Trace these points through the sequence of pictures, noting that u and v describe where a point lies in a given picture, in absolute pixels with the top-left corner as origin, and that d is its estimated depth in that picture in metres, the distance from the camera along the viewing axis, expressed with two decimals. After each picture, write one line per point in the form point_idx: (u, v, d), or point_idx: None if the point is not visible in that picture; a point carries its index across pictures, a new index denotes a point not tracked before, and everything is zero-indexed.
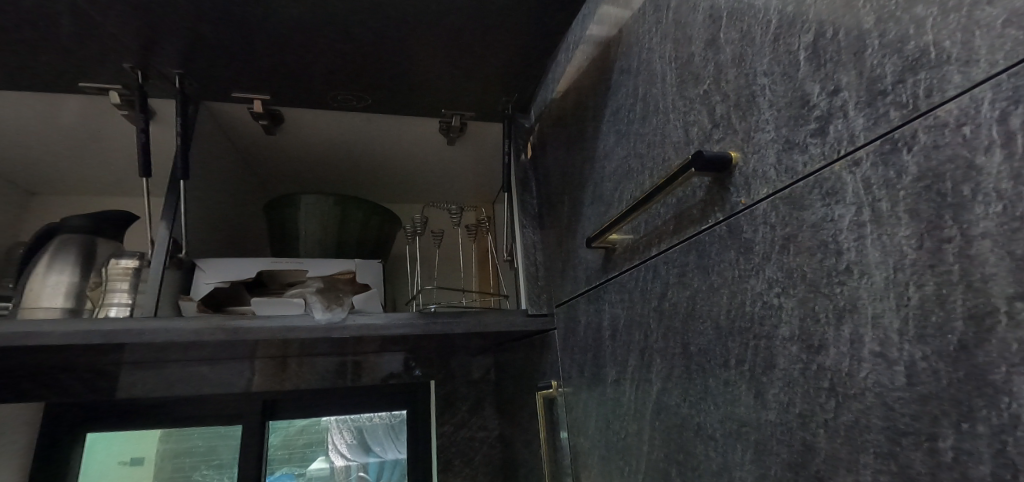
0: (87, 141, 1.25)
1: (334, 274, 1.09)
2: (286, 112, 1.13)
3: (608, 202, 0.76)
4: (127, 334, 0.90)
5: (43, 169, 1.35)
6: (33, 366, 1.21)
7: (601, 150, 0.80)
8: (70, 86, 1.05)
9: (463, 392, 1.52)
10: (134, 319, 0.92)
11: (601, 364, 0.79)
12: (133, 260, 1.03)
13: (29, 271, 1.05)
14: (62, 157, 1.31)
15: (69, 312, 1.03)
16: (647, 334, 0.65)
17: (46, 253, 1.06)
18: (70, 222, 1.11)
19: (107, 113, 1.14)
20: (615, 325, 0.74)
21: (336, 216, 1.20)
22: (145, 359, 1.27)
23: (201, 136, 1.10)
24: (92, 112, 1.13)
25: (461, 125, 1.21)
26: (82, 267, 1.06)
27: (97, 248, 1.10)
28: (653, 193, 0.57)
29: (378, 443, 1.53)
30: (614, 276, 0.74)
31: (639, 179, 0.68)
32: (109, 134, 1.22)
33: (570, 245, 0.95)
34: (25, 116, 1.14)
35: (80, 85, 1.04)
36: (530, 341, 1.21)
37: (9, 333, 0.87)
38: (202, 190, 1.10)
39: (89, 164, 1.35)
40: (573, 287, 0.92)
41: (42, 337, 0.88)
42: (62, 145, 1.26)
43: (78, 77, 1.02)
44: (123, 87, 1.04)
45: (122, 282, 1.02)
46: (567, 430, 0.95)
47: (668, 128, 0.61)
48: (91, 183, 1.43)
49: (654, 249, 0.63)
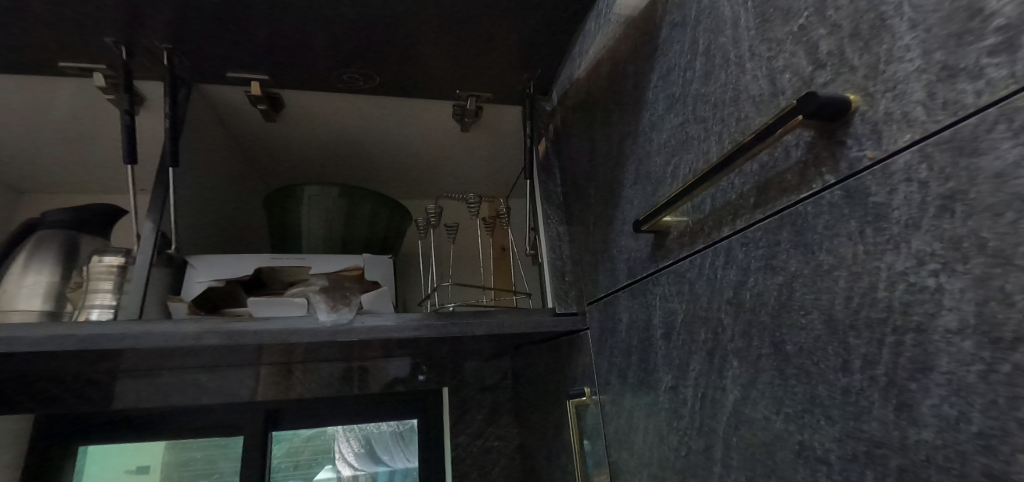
0: (71, 133, 1.14)
1: (340, 271, 0.98)
2: (285, 95, 1.02)
3: (655, 180, 0.65)
4: (109, 339, 0.80)
5: (28, 165, 1.25)
6: (17, 375, 1.11)
7: (644, 121, 0.68)
8: (50, 66, 0.95)
9: (479, 398, 1.42)
10: (118, 322, 0.81)
11: (650, 368, 0.68)
12: (117, 257, 0.93)
13: (5, 270, 0.96)
14: (47, 151, 1.21)
15: (49, 316, 0.93)
16: (716, 332, 0.54)
17: (22, 253, 0.97)
18: (51, 216, 1.00)
19: (92, 100, 1.04)
20: (669, 323, 0.63)
21: (341, 208, 1.09)
22: (137, 367, 1.17)
23: (192, 121, 0.99)
24: (74, 99, 1.03)
25: (477, 110, 1.10)
26: (63, 266, 0.97)
27: (80, 246, 1.00)
28: (733, 157, 0.46)
29: (387, 452, 1.39)
30: (666, 265, 0.63)
31: (696, 148, 0.57)
32: (94, 126, 1.12)
33: (603, 235, 0.83)
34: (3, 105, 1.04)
35: (59, 66, 0.94)
36: (555, 344, 1.10)
37: None
38: (194, 181, 0.99)
39: (75, 159, 1.24)
40: (609, 281, 0.80)
41: (14, 343, 0.78)
42: (46, 139, 1.16)
43: (57, 56, 0.92)
44: (107, 67, 0.94)
45: (105, 282, 0.92)
46: (605, 443, 0.84)
47: (741, 81, 0.50)
48: (80, 179, 1.33)
49: (724, 230, 0.52)
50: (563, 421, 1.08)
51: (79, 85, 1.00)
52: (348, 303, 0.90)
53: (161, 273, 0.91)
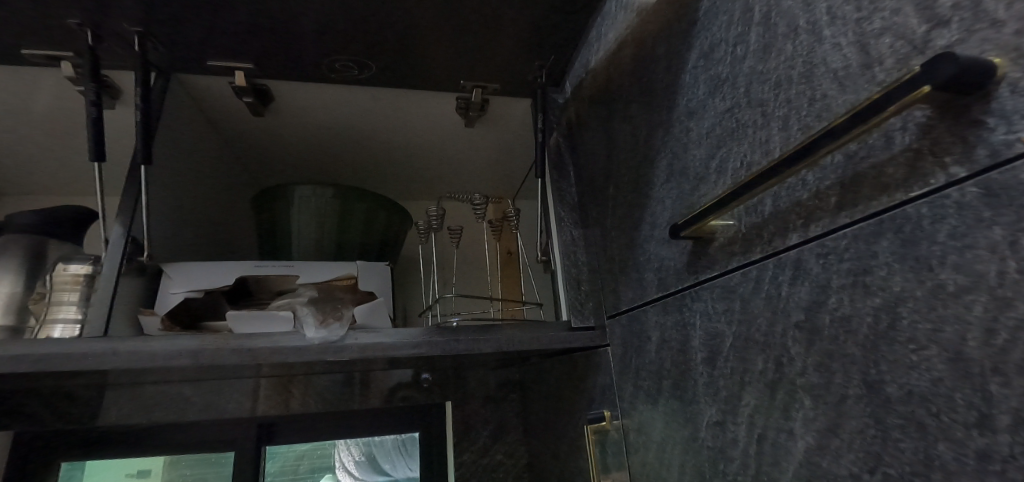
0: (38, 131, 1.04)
1: (330, 280, 0.89)
2: (273, 86, 0.92)
3: (695, 177, 0.55)
4: (68, 360, 0.70)
5: None
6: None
7: (677, 110, 0.58)
8: (8, 54, 0.84)
9: (485, 414, 1.31)
10: (79, 340, 0.72)
11: (688, 397, 0.58)
12: (85, 266, 0.84)
13: None
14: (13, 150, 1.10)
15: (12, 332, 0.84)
16: (780, 362, 0.44)
17: None
18: (15, 220, 0.91)
19: (59, 93, 0.94)
20: (714, 347, 0.53)
21: (335, 211, 0.99)
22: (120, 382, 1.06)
23: (170, 115, 0.89)
24: (39, 92, 0.93)
25: (482, 102, 0.99)
26: (28, 272, 0.88)
27: (48, 254, 0.91)
28: (818, 147, 0.36)
29: (388, 461, 1.28)
30: (711, 278, 0.53)
31: (749, 138, 0.46)
32: (64, 122, 1.01)
33: (626, 241, 0.73)
34: None
35: (22, 54, 0.84)
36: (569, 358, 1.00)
37: None
38: (170, 182, 0.89)
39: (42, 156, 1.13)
40: (635, 293, 0.71)
41: None
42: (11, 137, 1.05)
43: (14, 43, 0.81)
44: (75, 54, 0.84)
45: (70, 294, 0.82)
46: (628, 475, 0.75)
47: (814, 53, 0.39)
48: (52, 180, 1.23)
49: (791, 237, 0.42)
50: (578, 443, 0.98)
51: (45, 76, 0.89)
52: (339, 318, 0.80)
53: (130, 283, 0.81)
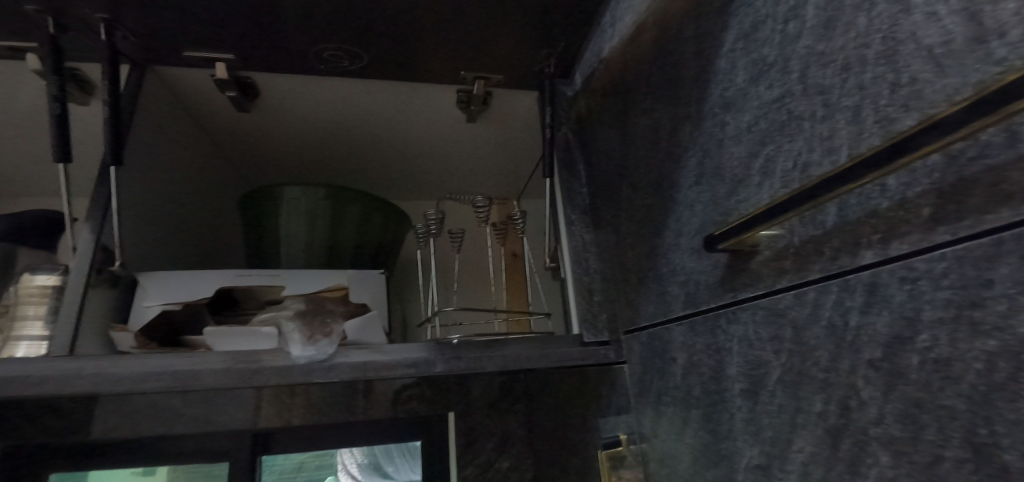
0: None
1: (318, 292, 0.79)
2: (259, 79, 0.82)
3: (734, 179, 0.47)
4: (22, 385, 0.60)
5: None
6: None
7: (710, 100, 0.50)
8: None
9: (490, 423, 1.21)
10: (37, 361, 0.61)
11: (723, 431, 0.50)
12: (52, 276, 0.73)
13: None
14: None
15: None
16: (846, 406, 0.36)
17: None
18: None
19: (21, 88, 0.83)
20: (756, 378, 0.45)
21: (327, 214, 0.91)
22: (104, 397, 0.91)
23: (149, 113, 0.79)
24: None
25: (485, 95, 0.91)
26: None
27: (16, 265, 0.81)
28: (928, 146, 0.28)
29: (390, 463, 1.16)
30: (751, 298, 0.45)
31: (805, 132, 0.39)
32: (13, 128, 0.88)
33: (647, 248, 0.65)
34: None
35: None
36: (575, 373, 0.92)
37: None
38: (149, 188, 0.79)
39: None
40: (657, 308, 0.63)
41: None
42: None
43: None
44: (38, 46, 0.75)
45: (36, 307, 0.71)
46: None
47: (899, 26, 0.31)
48: None
49: (863, 255, 0.35)
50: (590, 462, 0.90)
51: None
52: (329, 333, 0.70)
53: (102, 297, 0.70)
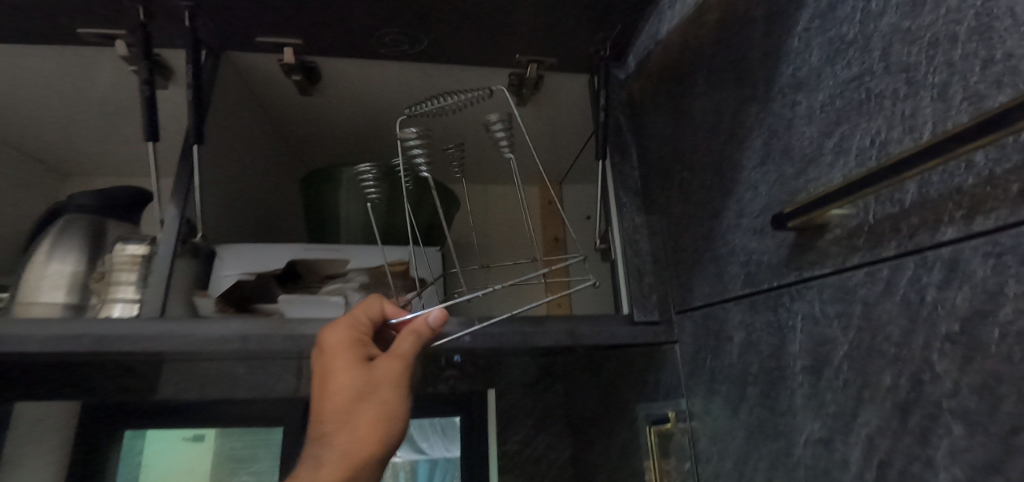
0: (83, 114, 0.98)
1: (381, 265, 0.80)
2: (326, 65, 0.85)
3: (805, 158, 0.47)
4: (121, 341, 0.61)
5: (49, 149, 1.10)
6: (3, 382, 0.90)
7: (781, 80, 0.50)
8: (65, 34, 0.77)
9: (529, 403, 1.26)
10: (135, 318, 0.63)
11: (781, 408, 0.51)
12: (142, 246, 0.70)
13: (31, 252, 0.76)
14: (57, 134, 1.04)
15: (75, 311, 0.70)
16: (918, 380, 0.37)
17: (45, 240, 0.75)
18: (75, 198, 0.78)
19: (107, 70, 0.85)
20: (820, 355, 0.46)
21: (385, 194, 0.93)
22: (167, 363, 0.90)
23: (222, 97, 0.82)
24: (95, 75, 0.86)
25: (537, 79, 0.92)
26: (94, 255, 0.75)
27: (109, 236, 0.78)
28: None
29: None
30: (819, 275, 0.46)
31: (886, 111, 0.39)
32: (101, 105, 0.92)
33: (705, 229, 0.66)
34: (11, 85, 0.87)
35: (77, 33, 0.76)
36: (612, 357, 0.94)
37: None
38: (224, 164, 0.83)
39: (80, 140, 1.08)
40: (713, 288, 0.64)
41: (24, 343, 0.60)
42: (52, 122, 0.99)
43: (68, 21, 0.74)
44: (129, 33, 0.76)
45: (129, 274, 0.69)
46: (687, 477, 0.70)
47: (995, 3, 0.32)
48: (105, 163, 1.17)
49: (945, 231, 0.35)
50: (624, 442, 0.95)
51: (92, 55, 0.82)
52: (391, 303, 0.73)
53: (186, 267, 0.73)
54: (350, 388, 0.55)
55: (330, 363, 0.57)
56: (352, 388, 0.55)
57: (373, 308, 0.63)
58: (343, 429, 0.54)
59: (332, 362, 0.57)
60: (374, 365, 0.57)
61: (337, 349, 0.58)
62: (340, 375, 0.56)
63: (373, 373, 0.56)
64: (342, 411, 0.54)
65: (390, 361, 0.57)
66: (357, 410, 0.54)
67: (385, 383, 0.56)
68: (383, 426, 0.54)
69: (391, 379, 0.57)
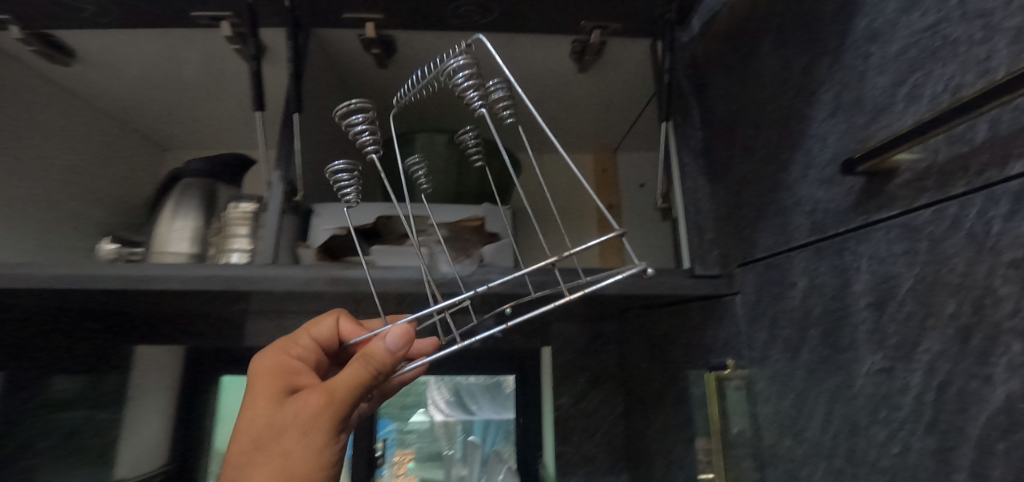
0: (187, 90, 1.09)
1: (459, 222, 0.87)
2: (402, 37, 0.90)
3: (876, 107, 0.50)
4: (244, 281, 0.71)
5: (157, 123, 1.21)
6: (118, 323, 1.04)
7: (855, 34, 0.53)
8: (181, 17, 0.85)
9: (584, 360, 1.31)
10: (252, 264, 0.73)
11: (842, 345, 0.55)
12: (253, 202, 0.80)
13: (157, 210, 0.86)
14: (162, 108, 1.15)
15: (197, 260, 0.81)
16: (981, 304, 0.40)
17: (168, 199, 0.85)
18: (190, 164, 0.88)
19: (212, 50, 0.95)
20: (884, 292, 0.49)
21: (456, 159, 0.99)
22: (262, 309, 1.00)
23: (312, 70, 0.89)
24: (201, 54, 0.95)
25: (600, 45, 0.95)
26: (209, 212, 0.85)
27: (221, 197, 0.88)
28: None
29: None
30: (886, 218, 0.49)
31: (960, 56, 0.42)
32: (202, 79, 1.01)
33: (770, 183, 0.68)
34: (129, 64, 0.98)
35: (190, 15, 0.84)
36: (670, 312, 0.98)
37: (140, 275, 0.70)
38: (316, 130, 0.91)
39: (178, 116, 1.19)
40: (777, 239, 0.67)
41: (164, 282, 0.71)
42: (157, 96, 1.10)
43: (185, 4, 0.82)
44: (235, 16, 0.84)
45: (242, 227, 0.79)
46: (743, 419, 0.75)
47: None
48: (201, 135, 1.28)
49: (1014, 165, 0.38)
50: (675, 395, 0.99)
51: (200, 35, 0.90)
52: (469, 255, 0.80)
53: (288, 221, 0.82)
54: (263, 416, 0.60)
55: (259, 391, 0.63)
56: (267, 417, 0.59)
57: (321, 330, 0.72)
58: (254, 456, 0.58)
59: (260, 391, 0.63)
60: (291, 399, 0.60)
61: (265, 380, 0.64)
62: (261, 404, 0.61)
63: (288, 405, 0.60)
64: (254, 440, 0.58)
65: (308, 393, 0.59)
66: (263, 454, 0.57)
67: (297, 414, 0.59)
68: (292, 454, 0.57)
69: (301, 411, 0.59)
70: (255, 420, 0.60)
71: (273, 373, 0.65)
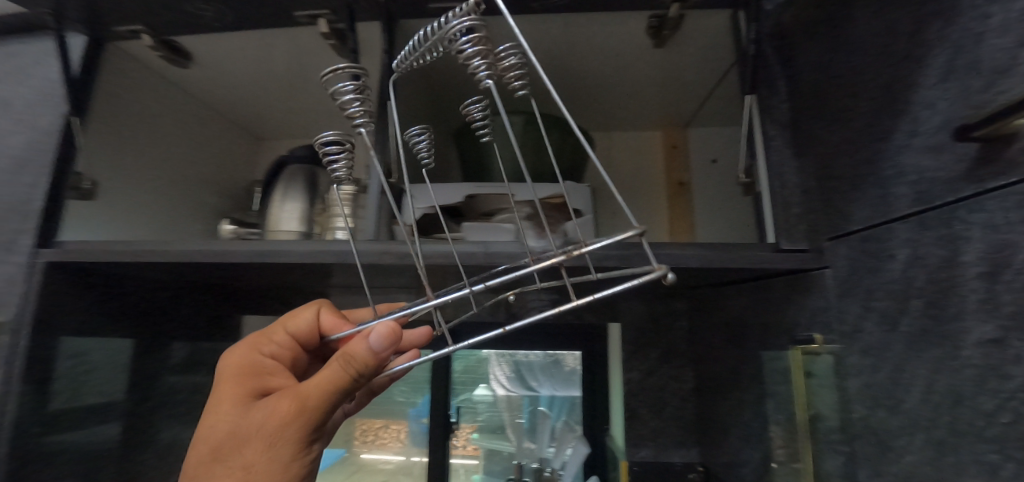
0: (281, 85, 1.16)
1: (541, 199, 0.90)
2: None
3: (998, 70, 0.50)
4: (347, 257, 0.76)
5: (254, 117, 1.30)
6: (231, 294, 1.15)
7: None
8: (283, 15, 0.92)
9: (653, 337, 1.31)
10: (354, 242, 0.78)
11: (949, 314, 0.54)
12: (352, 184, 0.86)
13: (268, 193, 0.94)
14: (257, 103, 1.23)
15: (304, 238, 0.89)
16: None
17: (277, 184, 0.93)
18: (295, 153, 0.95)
19: (307, 46, 1.01)
20: (1001, 259, 0.49)
21: (532, 138, 1.02)
22: (349, 283, 1.06)
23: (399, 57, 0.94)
24: (295, 48, 1.01)
25: (678, 18, 0.95)
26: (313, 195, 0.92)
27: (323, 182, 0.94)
28: None
29: None
30: (1006, 184, 0.49)
31: None
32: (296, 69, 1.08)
33: (867, 154, 0.67)
34: (232, 60, 1.06)
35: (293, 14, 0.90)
36: (747, 289, 0.96)
37: (259, 250, 0.77)
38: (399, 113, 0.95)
39: (273, 108, 1.26)
40: (874, 211, 0.65)
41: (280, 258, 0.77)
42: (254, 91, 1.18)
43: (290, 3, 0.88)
44: (331, 12, 0.90)
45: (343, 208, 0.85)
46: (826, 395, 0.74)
47: None
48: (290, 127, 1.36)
49: None
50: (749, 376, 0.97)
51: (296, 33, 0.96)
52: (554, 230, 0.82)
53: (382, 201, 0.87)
54: (233, 411, 0.65)
55: (230, 385, 0.69)
56: (233, 412, 0.65)
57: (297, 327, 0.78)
58: (221, 447, 0.63)
59: (232, 385, 0.69)
60: (262, 400, 0.65)
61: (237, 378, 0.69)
62: (228, 400, 0.67)
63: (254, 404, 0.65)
64: (223, 431, 0.64)
65: (276, 395, 0.64)
66: (226, 460, 0.62)
67: (264, 415, 0.63)
68: (256, 451, 0.62)
69: (267, 411, 0.63)
70: (223, 414, 0.66)
71: (245, 373, 0.71)
